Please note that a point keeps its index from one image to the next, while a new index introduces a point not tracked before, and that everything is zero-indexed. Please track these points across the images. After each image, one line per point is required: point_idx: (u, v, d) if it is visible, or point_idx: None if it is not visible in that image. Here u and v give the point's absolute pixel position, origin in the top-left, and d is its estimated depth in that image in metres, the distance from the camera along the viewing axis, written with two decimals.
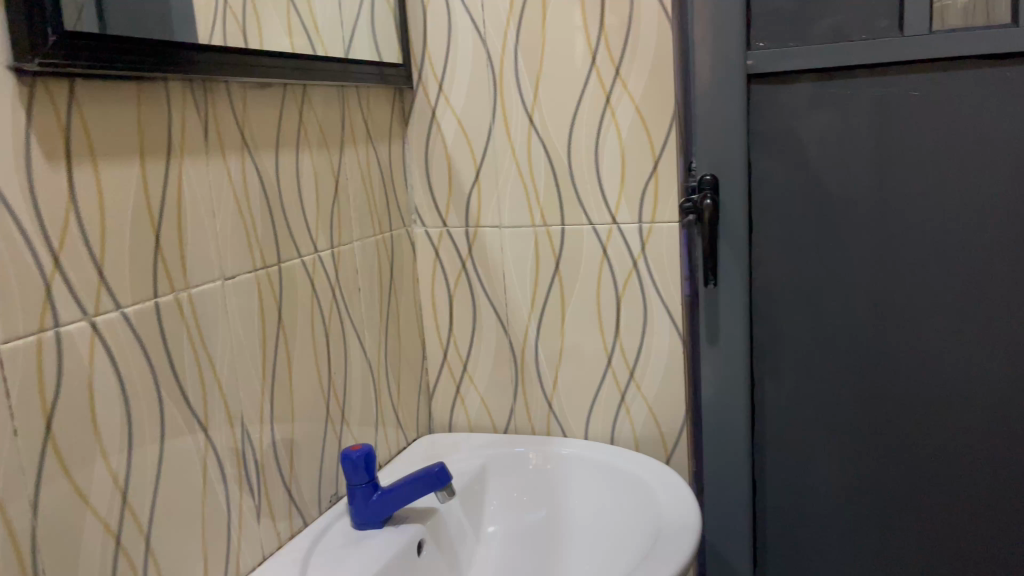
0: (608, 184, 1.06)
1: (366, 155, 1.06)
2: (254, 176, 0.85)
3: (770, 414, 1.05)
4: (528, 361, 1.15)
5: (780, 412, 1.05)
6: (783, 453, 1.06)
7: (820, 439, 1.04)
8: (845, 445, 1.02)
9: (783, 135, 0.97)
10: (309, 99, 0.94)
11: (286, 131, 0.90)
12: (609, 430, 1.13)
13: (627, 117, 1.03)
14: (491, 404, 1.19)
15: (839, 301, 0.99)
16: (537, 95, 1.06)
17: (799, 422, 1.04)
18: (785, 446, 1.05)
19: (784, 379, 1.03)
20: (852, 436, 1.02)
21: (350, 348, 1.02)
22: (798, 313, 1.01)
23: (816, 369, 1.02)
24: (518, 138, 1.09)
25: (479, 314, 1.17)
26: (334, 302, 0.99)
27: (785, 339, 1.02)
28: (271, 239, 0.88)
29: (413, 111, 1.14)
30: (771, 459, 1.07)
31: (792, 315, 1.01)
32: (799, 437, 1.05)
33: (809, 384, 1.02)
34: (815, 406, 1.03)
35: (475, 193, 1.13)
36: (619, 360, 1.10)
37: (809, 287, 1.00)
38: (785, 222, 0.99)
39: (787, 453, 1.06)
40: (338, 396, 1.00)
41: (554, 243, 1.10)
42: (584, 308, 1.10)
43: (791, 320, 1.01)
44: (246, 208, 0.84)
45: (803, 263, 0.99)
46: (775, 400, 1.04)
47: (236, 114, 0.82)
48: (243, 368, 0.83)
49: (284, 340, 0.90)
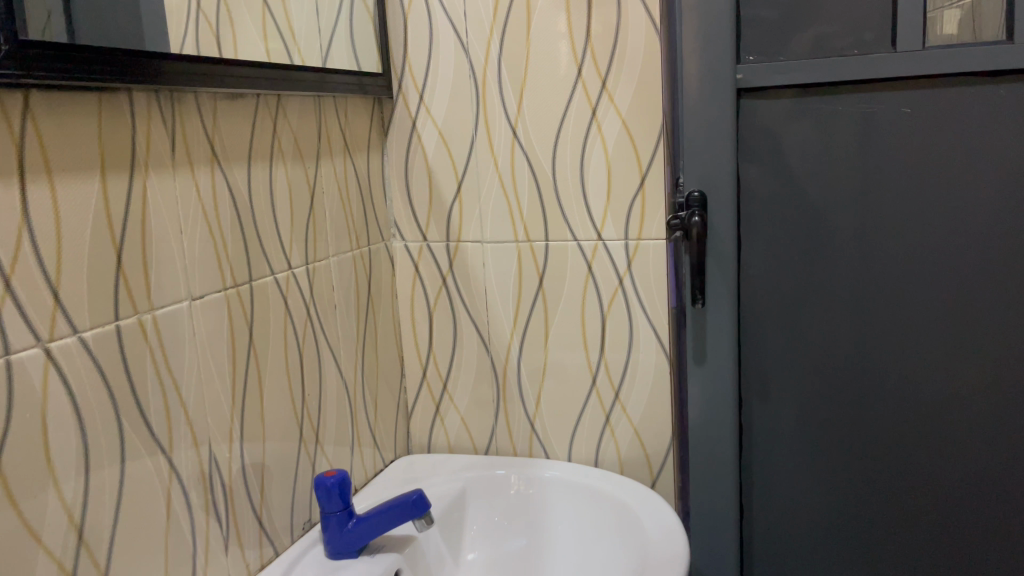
0: (593, 200, 1.02)
1: (343, 167, 1.02)
2: (223, 190, 0.81)
3: (757, 435, 1.03)
4: (509, 381, 1.12)
5: (768, 434, 1.02)
6: (772, 475, 1.03)
7: (810, 462, 1.01)
8: (835, 468, 1.00)
9: (773, 150, 0.94)
10: (283, 110, 0.91)
11: (259, 144, 0.86)
12: (593, 452, 1.10)
13: (613, 130, 1.00)
14: (471, 424, 1.16)
15: (830, 321, 0.96)
16: (521, 107, 1.03)
17: (788, 444, 1.01)
18: (772, 468, 1.03)
19: (772, 400, 1.01)
20: (840, 459, 0.99)
21: (325, 368, 0.99)
22: (787, 333, 0.98)
23: (806, 390, 0.99)
24: (501, 151, 1.05)
25: (460, 330, 1.13)
26: (309, 321, 0.95)
27: (774, 359, 1.00)
28: (243, 257, 0.84)
29: (392, 121, 1.11)
30: (758, 481, 1.04)
31: (781, 334, 0.98)
32: (786, 459, 1.02)
33: (797, 405, 1.00)
34: (804, 428, 1.00)
35: (456, 207, 1.09)
36: (604, 380, 1.07)
37: (799, 306, 0.97)
38: (773, 239, 0.96)
39: (776, 475, 1.03)
40: (313, 419, 0.96)
41: (538, 259, 1.07)
42: (569, 327, 1.07)
43: (780, 340, 0.99)
44: (216, 225, 0.80)
45: (793, 282, 0.97)
46: (762, 421, 1.02)
47: (205, 127, 0.78)
48: (210, 394, 0.79)
49: (255, 362, 0.86)
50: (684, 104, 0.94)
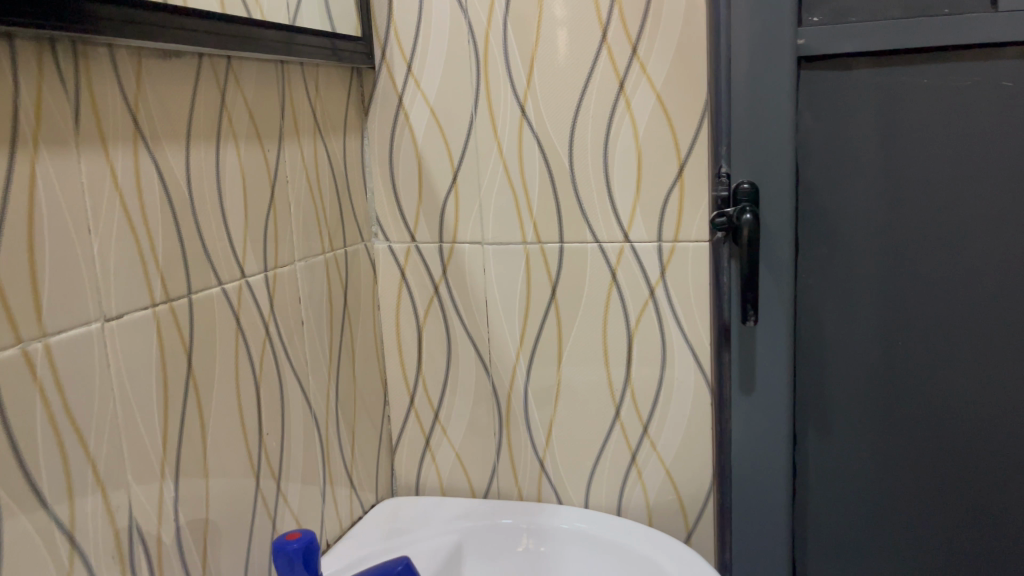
0: (618, 193, 0.84)
1: (312, 152, 0.83)
2: (152, 177, 0.62)
3: (813, 479, 0.85)
4: (515, 413, 0.93)
5: (827, 475, 0.85)
6: (832, 525, 0.86)
7: (877, 509, 0.84)
8: (908, 518, 0.83)
9: (841, 132, 0.77)
10: (235, 76, 0.72)
11: (201, 119, 0.68)
12: (615, 498, 0.91)
13: (646, 107, 0.81)
14: (468, 460, 0.97)
15: (907, 340, 0.79)
16: (530, 78, 0.84)
17: (851, 487, 0.84)
18: (830, 518, 0.86)
19: (832, 437, 0.84)
20: (912, 508, 0.83)
21: (288, 398, 0.80)
22: (851, 355, 0.81)
23: (875, 423, 0.82)
24: (507, 133, 0.86)
25: (454, 349, 0.94)
26: (268, 341, 0.77)
27: (836, 387, 0.82)
28: (179, 263, 0.65)
29: (374, 97, 0.91)
30: (814, 532, 0.86)
31: (845, 355, 0.81)
32: (847, 508, 0.85)
33: (861, 443, 0.83)
34: (872, 468, 0.83)
35: (451, 199, 0.90)
36: (630, 411, 0.88)
37: (869, 322, 0.80)
38: (836, 243, 0.79)
39: (836, 525, 0.85)
40: (272, 462, 0.78)
41: (550, 267, 0.87)
42: (588, 346, 0.88)
43: (842, 364, 0.82)
44: (141, 221, 0.61)
45: (861, 293, 0.80)
46: (819, 462, 0.85)
47: (125, 92, 0.59)
48: (131, 444, 0.60)
49: (196, 399, 0.67)
50: (735, 75, 0.76)
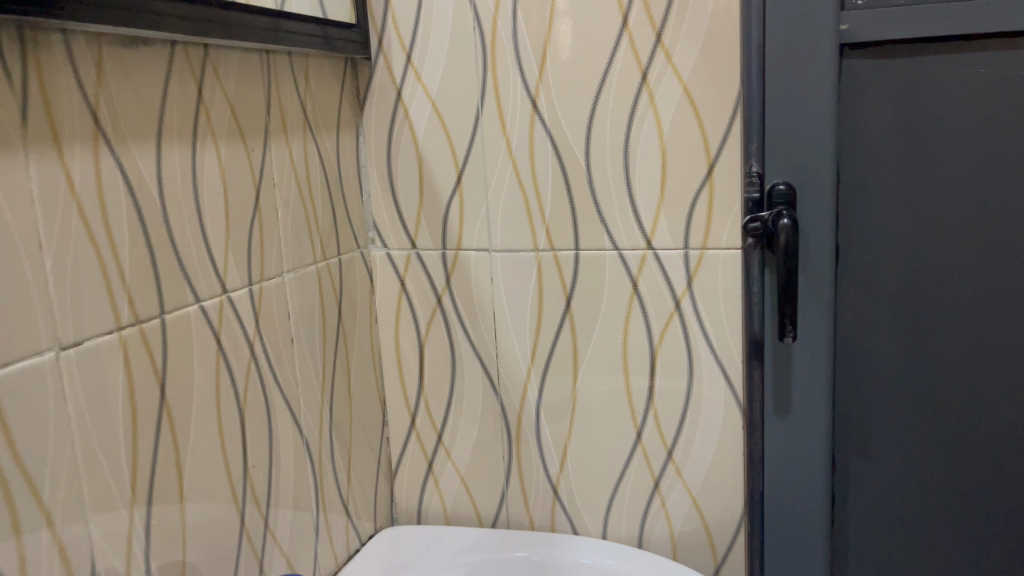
0: (640, 195, 0.76)
1: (302, 152, 0.76)
2: (117, 183, 0.54)
3: (854, 508, 0.77)
4: (525, 435, 0.86)
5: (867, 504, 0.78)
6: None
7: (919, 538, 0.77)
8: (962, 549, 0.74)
9: (884, 129, 0.69)
10: (214, 68, 0.64)
11: (174, 116, 0.60)
12: (636, 529, 0.84)
13: (671, 100, 0.73)
14: (474, 486, 0.89)
15: (957, 362, 0.71)
16: (543, 70, 0.76)
17: (894, 520, 0.76)
18: (876, 552, 0.77)
19: (877, 462, 0.75)
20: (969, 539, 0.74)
21: (276, 425, 0.72)
22: (898, 372, 0.73)
23: (923, 449, 0.74)
24: (516, 131, 0.78)
25: (460, 366, 0.86)
26: (253, 363, 0.69)
27: (881, 407, 0.74)
28: (149, 280, 0.57)
29: (370, 91, 0.83)
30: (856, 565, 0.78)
31: (890, 374, 0.73)
32: (893, 539, 0.76)
33: (908, 468, 0.75)
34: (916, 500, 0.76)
35: (456, 203, 0.82)
36: (653, 435, 0.81)
37: (916, 340, 0.72)
38: (882, 249, 0.71)
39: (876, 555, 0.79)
40: (259, 498, 0.70)
41: (564, 277, 0.80)
42: (606, 364, 0.81)
43: (888, 383, 0.73)
44: (104, 234, 0.53)
45: (908, 310, 0.72)
46: (864, 490, 0.76)
47: (83, 86, 0.51)
48: (93, 492, 0.52)
49: (172, 433, 0.60)
50: (767, 75, 0.69)
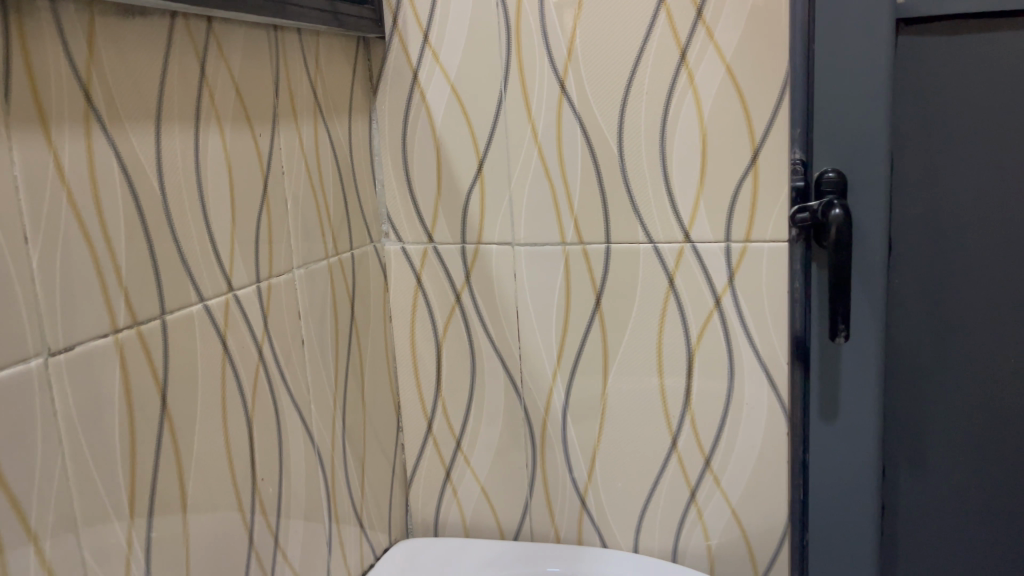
0: (678, 184, 0.70)
1: (312, 137, 0.70)
2: (110, 170, 0.49)
3: (902, 504, 0.75)
4: (551, 441, 0.80)
5: (916, 503, 0.75)
6: (917, 558, 0.76)
7: (971, 538, 0.74)
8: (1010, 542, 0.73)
9: (940, 113, 0.67)
10: (218, 43, 0.58)
11: (174, 96, 0.54)
12: (670, 542, 0.78)
13: (712, 81, 0.67)
14: (495, 495, 0.84)
15: (1010, 351, 0.70)
16: (572, 48, 0.70)
17: (941, 514, 0.75)
18: (921, 548, 0.76)
19: (925, 455, 0.74)
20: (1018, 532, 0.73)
21: (286, 433, 0.67)
22: (949, 363, 0.71)
23: (972, 440, 0.72)
24: (543, 115, 0.73)
25: (480, 367, 0.81)
26: (263, 366, 0.63)
27: (931, 398, 0.72)
28: (150, 277, 0.52)
29: (383, 73, 0.78)
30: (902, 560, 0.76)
31: (941, 365, 0.71)
32: (939, 533, 0.75)
33: (957, 461, 0.73)
34: (967, 495, 0.74)
35: (476, 193, 0.77)
36: (690, 442, 0.75)
37: (968, 329, 0.70)
38: (935, 237, 0.69)
39: (926, 557, 0.76)
40: (269, 513, 0.65)
41: (594, 273, 0.74)
42: (638, 366, 0.75)
43: (938, 374, 0.72)
44: (98, 226, 0.48)
45: (962, 299, 0.70)
46: (911, 484, 0.75)
47: (73, 58, 0.46)
48: (86, 515, 0.47)
49: (173, 447, 0.54)
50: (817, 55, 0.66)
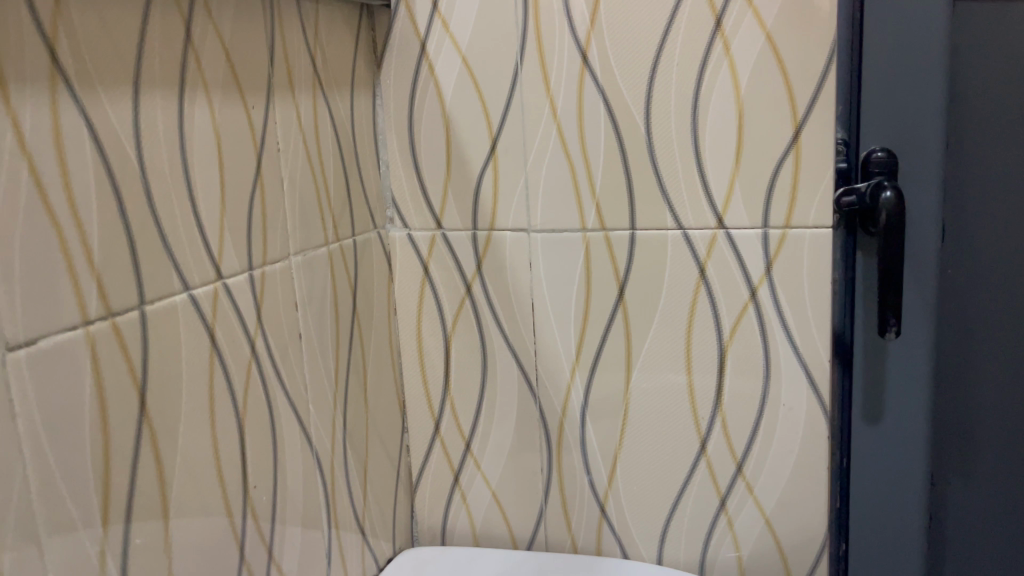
0: (711, 166, 0.65)
1: (311, 112, 0.64)
2: (82, 143, 0.43)
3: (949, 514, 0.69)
4: (567, 444, 0.75)
5: (962, 514, 0.69)
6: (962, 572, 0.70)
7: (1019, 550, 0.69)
8: None
9: (999, 89, 0.61)
10: (206, 3, 0.52)
11: (155, 59, 0.48)
12: (697, 553, 0.73)
13: (750, 51, 0.62)
14: (507, 501, 0.78)
15: None
16: (596, 16, 0.64)
17: (988, 524, 0.69)
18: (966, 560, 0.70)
19: (973, 461, 0.68)
20: None
21: (281, 436, 0.61)
22: (1001, 361, 0.66)
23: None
24: (563, 90, 0.67)
25: (493, 364, 0.75)
26: (256, 363, 0.58)
27: (980, 400, 0.67)
28: (126, 262, 0.46)
29: (389, 45, 0.72)
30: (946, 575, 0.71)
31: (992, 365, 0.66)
32: (986, 544, 0.70)
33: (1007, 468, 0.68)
34: (1018, 505, 0.68)
35: (489, 175, 0.71)
36: (720, 446, 0.70)
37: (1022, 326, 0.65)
38: (989, 225, 0.63)
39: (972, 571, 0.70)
40: (262, 524, 0.59)
41: (618, 262, 0.68)
42: (665, 363, 0.70)
43: (988, 374, 0.66)
44: (65, 203, 0.42)
45: (1018, 293, 0.64)
46: (956, 492, 0.69)
47: (37, 10, 0.40)
48: (52, 532, 0.41)
49: (154, 452, 0.48)
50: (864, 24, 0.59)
